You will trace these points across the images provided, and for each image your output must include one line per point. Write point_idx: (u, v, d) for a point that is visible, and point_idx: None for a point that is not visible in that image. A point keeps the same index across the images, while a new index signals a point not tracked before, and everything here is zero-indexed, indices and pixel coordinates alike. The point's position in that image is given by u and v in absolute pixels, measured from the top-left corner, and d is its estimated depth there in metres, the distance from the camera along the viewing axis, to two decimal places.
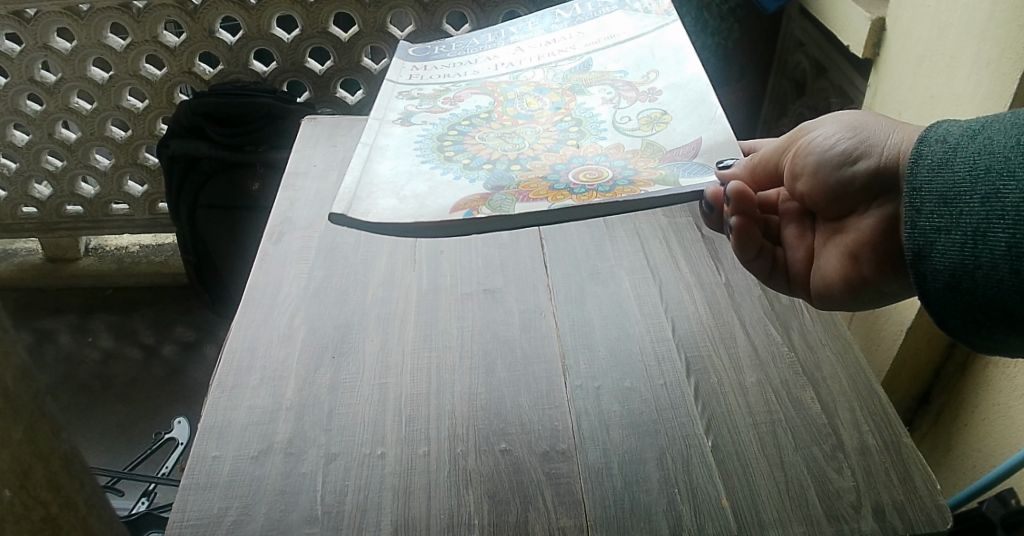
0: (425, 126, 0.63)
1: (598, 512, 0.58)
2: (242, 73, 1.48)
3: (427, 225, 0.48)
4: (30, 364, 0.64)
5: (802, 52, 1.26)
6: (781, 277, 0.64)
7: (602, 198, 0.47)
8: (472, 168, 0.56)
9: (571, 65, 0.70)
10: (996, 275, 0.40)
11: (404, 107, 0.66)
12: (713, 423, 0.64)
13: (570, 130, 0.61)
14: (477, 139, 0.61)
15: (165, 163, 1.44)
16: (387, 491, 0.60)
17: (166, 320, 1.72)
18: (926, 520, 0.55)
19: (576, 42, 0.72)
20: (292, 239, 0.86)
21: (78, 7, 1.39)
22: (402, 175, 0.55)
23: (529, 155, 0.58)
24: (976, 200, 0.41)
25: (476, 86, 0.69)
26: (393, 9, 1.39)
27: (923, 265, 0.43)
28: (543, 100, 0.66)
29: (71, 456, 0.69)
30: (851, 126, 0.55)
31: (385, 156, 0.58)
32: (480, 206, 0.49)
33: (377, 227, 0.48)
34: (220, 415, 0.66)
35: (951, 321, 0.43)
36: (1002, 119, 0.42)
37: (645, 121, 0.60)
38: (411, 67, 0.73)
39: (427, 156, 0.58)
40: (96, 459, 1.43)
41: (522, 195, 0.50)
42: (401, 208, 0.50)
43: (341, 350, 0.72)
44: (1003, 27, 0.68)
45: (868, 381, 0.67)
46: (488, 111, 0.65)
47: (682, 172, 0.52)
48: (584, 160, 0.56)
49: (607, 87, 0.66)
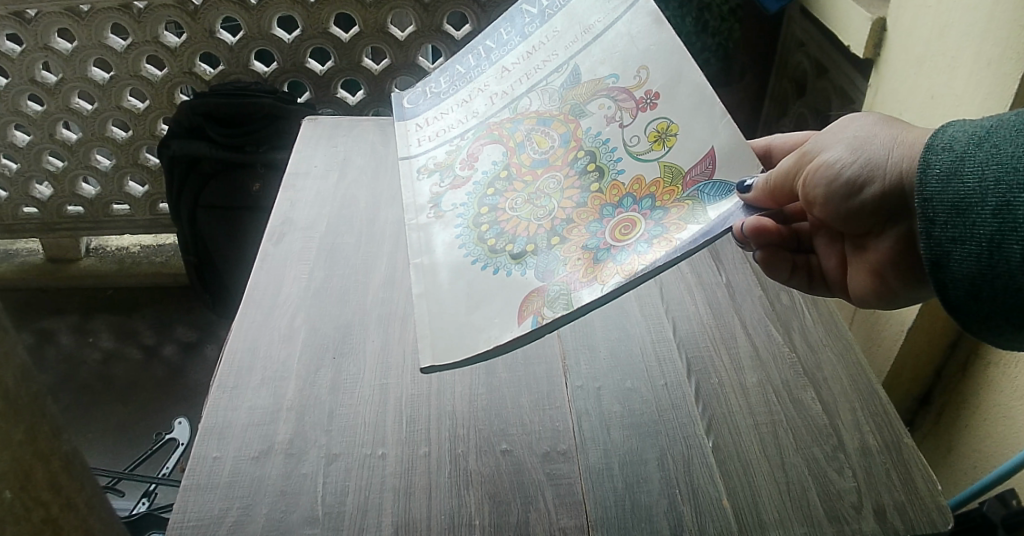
0: (457, 210, 0.63)
1: (599, 513, 0.58)
2: (243, 73, 1.48)
3: (497, 346, 0.48)
4: (31, 364, 0.63)
5: (801, 52, 1.27)
6: (819, 285, 0.65)
7: (643, 266, 0.47)
8: (518, 256, 0.55)
9: (561, 78, 0.66)
10: (1014, 284, 0.41)
11: (430, 189, 0.67)
12: (714, 423, 0.64)
13: (588, 168, 0.59)
14: (508, 211, 0.60)
15: (165, 163, 1.44)
16: (388, 492, 0.60)
17: (167, 320, 1.73)
18: (927, 520, 0.55)
19: (556, 44, 0.68)
20: (294, 239, 0.86)
21: (78, 7, 1.39)
22: (459, 289, 0.55)
23: (561, 220, 0.57)
24: (987, 211, 0.41)
25: (482, 134, 0.68)
26: (394, 10, 1.39)
27: (941, 274, 0.44)
28: (551, 135, 0.64)
29: (71, 456, 0.69)
30: (850, 147, 0.54)
31: (436, 275, 0.58)
32: (541, 306, 0.49)
33: (466, 362, 0.49)
34: (221, 415, 0.66)
35: (976, 324, 0.44)
36: (1007, 123, 0.42)
37: (654, 138, 0.57)
38: (416, 128, 0.74)
39: (473, 254, 0.58)
40: (97, 460, 1.43)
41: (574, 280, 0.50)
42: (473, 332, 0.51)
43: (341, 350, 0.72)
44: (1004, 28, 0.68)
45: (869, 382, 0.67)
46: (505, 166, 0.64)
47: (707, 198, 0.52)
48: (614, 208, 0.55)
49: (604, 101, 0.62)
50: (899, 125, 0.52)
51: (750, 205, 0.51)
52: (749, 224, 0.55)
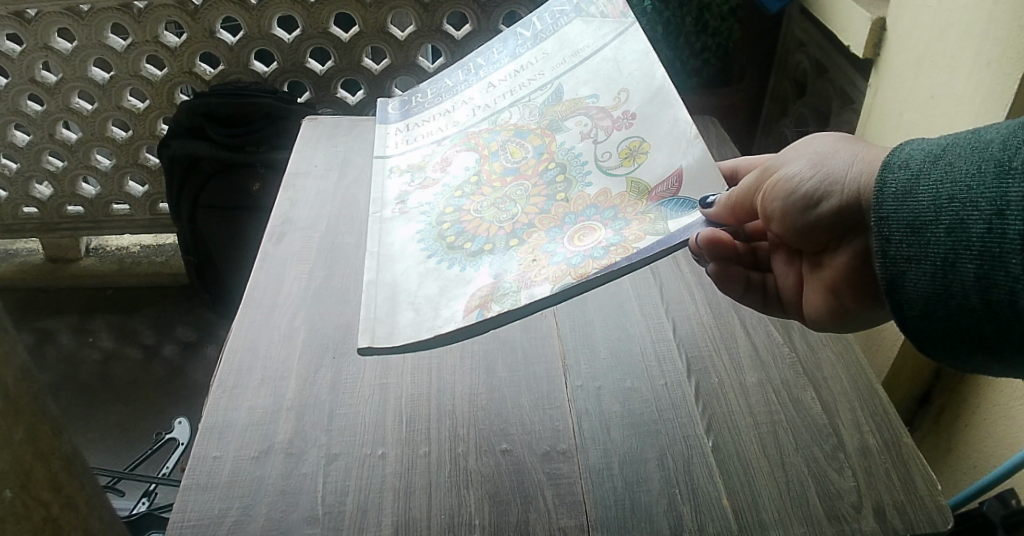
0: (422, 209, 0.64)
1: (599, 513, 0.58)
2: (243, 73, 1.48)
3: (443, 335, 0.48)
4: (31, 363, 0.63)
5: (802, 52, 1.27)
6: (775, 305, 0.64)
7: (597, 269, 0.47)
8: (475, 254, 0.56)
9: (543, 96, 0.68)
10: (968, 305, 0.41)
11: (399, 188, 0.67)
12: (714, 423, 0.64)
13: (557, 179, 0.61)
14: (472, 214, 0.61)
15: (165, 163, 1.44)
16: (388, 491, 0.60)
17: (168, 320, 1.73)
18: (927, 520, 0.55)
19: (543, 64, 0.71)
20: (293, 239, 0.86)
21: (78, 7, 1.39)
22: (413, 280, 0.55)
23: (523, 223, 0.58)
24: (941, 231, 0.41)
25: (459, 142, 0.69)
26: (394, 10, 1.39)
27: (896, 294, 0.44)
28: (526, 146, 0.65)
29: (71, 455, 0.69)
30: (812, 163, 0.54)
31: (393, 265, 0.58)
32: (490, 301, 0.49)
33: (403, 347, 0.49)
34: (220, 415, 0.66)
35: (933, 347, 0.44)
36: (962, 141, 0.43)
37: (624, 155, 0.59)
38: (394, 131, 0.74)
39: (431, 250, 0.58)
40: (96, 459, 1.43)
41: (526, 278, 0.50)
42: (418, 319, 0.51)
43: (342, 350, 0.72)
44: (1004, 28, 0.68)
45: (869, 382, 0.67)
46: (476, 173, 0.65)
47: (669, 211, 0.52)
48: (576, 217, 0.56)
49: (582, 119, 0.64)
50: (860, 145, 0.53)
51: (712, 219, 0.52)
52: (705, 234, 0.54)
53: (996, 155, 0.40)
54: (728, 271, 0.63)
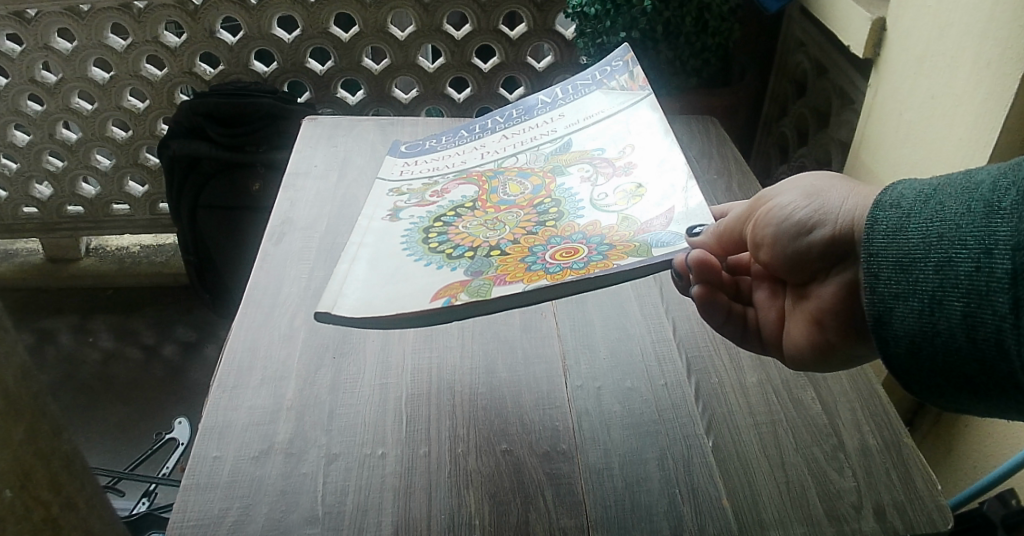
0: (412, 220, 0.69)
1: (599, 513, 0.58)
2: (243, 73, 1.48)
3: (411, 315, 0.53)
4: (31, 364, 0.63)
5: (802, 52, 1.27)
6: (754, 340, 0.62)
7: (573, 277, 0.53)
8: (455, 258, 0.61)
9: (552, 146, 0.78)
10: (953, 343, 0.42)
11: (395, 204, 0.73)
12: (714, 423, 0.64)
13: (550, 211, 0.68)
14: (460, 229, 0.66)
15: (165, 163, 1.44)
16: (387, 492, 0.60)
17: (167, 320, 1.73)
18: (927, 520, 0.55)
19: (559, 123, 0.81)
20: (293, 239, 0.86)
21: (78, 7, 1.39)
22: (392, 273, 0.60)
23: (509, 240, 0.63)
24: (929, 268, 0.42)
25: (462, 176, 0.76)
26: (394, 10, 1.39)
27: (884, 330, 0.45)
28: (524, 184, 0.73)
29: (71, 456, 0.69)
30: (807, 193, 0.56)
31: (376, 259, 0.63)
32: (458, 293, 0.54)
33: (365, 320, 0.54)
34: (220, 415, 0.66)
35: (918, 384, 0.45)
36: (952, 182, 0.44)
37: (621, 196, 0.67)
38: (402, 163, 0.81)
39: (413, 251, 0.63)
40: (96, 459, 1.43)
41: (499, 279, 0.56)
42: (391, 300, 0.56)
43: (342, 350, 0.72)
44: (1004, 28, 0.68)
45: (869, 383, 0.67)
46: (472, 200, 0.71)
47: (654, 241, 0.58)
48: (563, 239, 0.62)
49: (584, 166, 0.73)
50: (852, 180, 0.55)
51: (697, 258, 0.58)
52: (698, 252, 0.58)
53: (985, 196, 0.42)
54: (711, 298, 0.60)
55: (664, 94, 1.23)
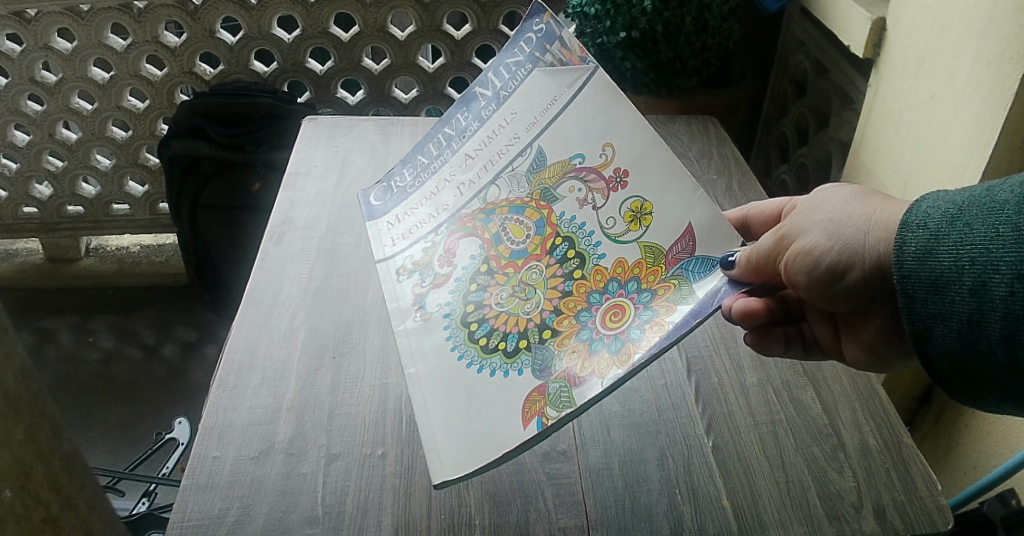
0: (442, 311, 0.60)
1: (599, 513, 0.58)
2: (243, 73, 1.48)
3: (508, 453, 0.47)
4: (31, 363, 0.63)
5: (801, 52, 1.26)
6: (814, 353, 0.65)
7: (642, 355, 0.48)
8: (512, 356, 0.55)
9: (525, 161, 0.65)
10: (994, 360, 0.43)
11: (412, 291, 0.64)
12: (714, 423, 0.64)
13: (569, 255, 0.60)
14: (492, 308, 0.59)
15: (165, 163, 1.44)
16: (387, 492, 0.60)
17: (167, 320, 1.73)
18: (927, 521, 0.55)
19: (514, 126, 0.66)
20: (293, 239, 0.86)
21: (78, 7, 1.39)
22: (460, 397, 0.53)
23: (548, 311, 0.57)
24: (963, 290, 0.43)
25: (457, 228, 0.66)
26: (394, 9, 1.39)
27: (925, 347, 0.46)
28: (525, 223, 0.63)
29: (71, 456, 0.69)
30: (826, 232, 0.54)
31: (430, 383, 0.55)
32: (545, 407, 0.50)
33: (476, 472, 0.48)
34: (220, 415, 0.66)
35: (959, 394, 0.47)
36: (976, 199, 0.45)
37: (629, 218, 0.59)
38: (388, 225, 0.70)
39: (465, 356, 0.56)
40: (96, 459, 1.43)
41: (573, 375, 0.51)
42: (484, 435, 0.50)
43: (342, 350, 0.72)
44: (1004, 29, 0.68)
45: (869, 382, 0.67)
46: (485, 261, 0.62)
47: (694, 276, 0.55)
48: (601, 294, 0.56)
49: (574, 183, 0.62)
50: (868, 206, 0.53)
51: (734, 280, 0.53)
52: (737, 306, 0.60)
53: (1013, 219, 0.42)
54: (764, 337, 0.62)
55: (664, 94, 1.22)
